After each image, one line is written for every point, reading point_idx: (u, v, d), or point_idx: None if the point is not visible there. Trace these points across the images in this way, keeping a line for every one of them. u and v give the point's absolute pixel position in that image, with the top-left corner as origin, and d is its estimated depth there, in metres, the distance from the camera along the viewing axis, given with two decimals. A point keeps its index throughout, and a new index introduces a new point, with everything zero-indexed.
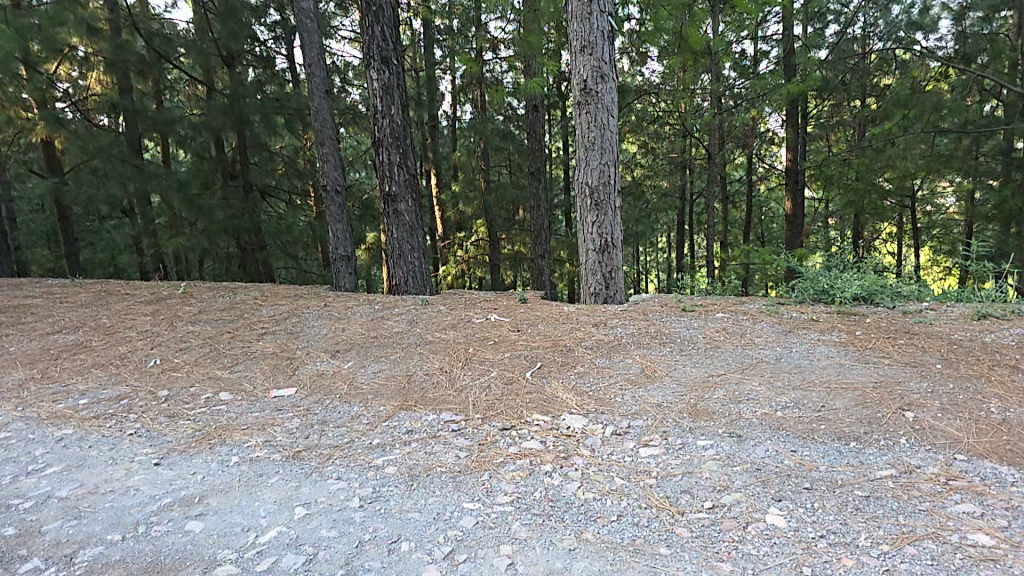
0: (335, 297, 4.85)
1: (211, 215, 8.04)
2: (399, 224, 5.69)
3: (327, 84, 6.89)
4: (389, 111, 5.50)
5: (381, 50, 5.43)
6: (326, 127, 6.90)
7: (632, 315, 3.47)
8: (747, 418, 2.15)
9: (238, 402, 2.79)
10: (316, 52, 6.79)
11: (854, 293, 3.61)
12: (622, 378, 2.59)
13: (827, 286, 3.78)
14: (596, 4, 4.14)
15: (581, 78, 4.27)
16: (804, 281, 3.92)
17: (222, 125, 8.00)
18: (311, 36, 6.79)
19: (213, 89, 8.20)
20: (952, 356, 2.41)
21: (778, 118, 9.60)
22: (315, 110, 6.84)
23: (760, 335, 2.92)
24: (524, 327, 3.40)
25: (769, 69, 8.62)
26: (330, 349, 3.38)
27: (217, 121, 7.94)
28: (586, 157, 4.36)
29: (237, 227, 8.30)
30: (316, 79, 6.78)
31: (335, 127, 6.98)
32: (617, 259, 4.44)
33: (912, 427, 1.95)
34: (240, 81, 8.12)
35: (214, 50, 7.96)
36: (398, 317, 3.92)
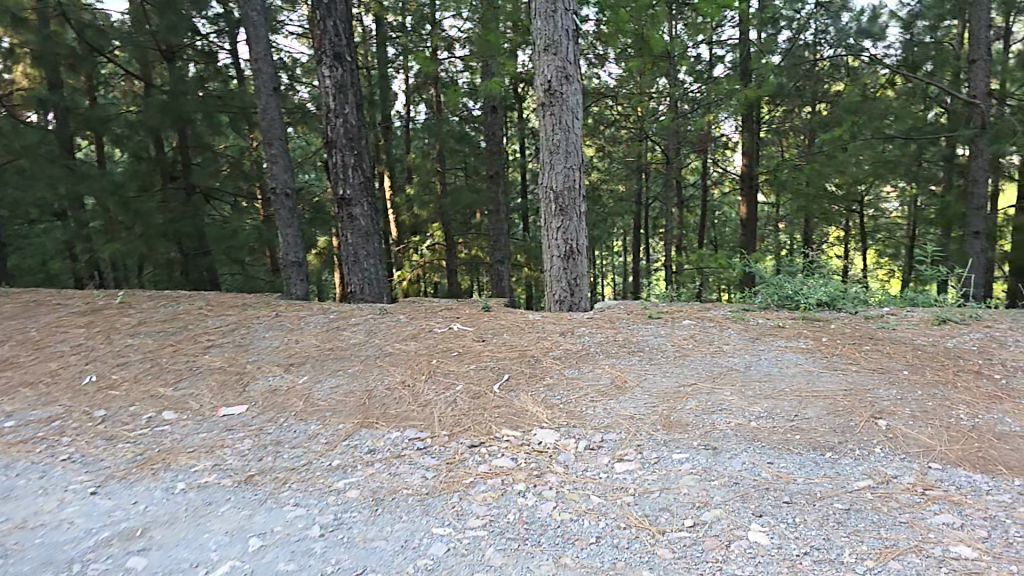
0: (289, 306, 4.67)
1: (149, 219, 7.71)
2: (354, 229, 5.50)
3: (275, 82, 6.70)
4: (343, 111, 5.36)
5: (334, 46, 5.28)
6: (275, 127, 6.70)
7: (598, 323, 3.42)
8: (722, 429, 2.11)
9: (183, 422, 2.61)
10: (265, 48, 6.59)
11: (819, 299, 3.62)
12: (592, 390, 2.52)
13: (791, 293, 3.76)
14: (560, 3, 4.13)
15: (545, 79, 4.23)
16: (768, 287, 3.88)
17: (160, 124, 7.62)
18: (259, 31, 6.55)
19: (152, 86, 7.90)
20: (917, 362, 2.43)
21: (733, 123, 9.68)
22: (263, 109, 6.64)
23: (728, 343, 2.90)
24: (489, 336, 3.31)
25: (724, 73, 8.75)
26: (283, 363, 3.22)
27: (155, 119, 7.57)
28: (550, 161, 4.30)
29: (177, 232, 7.99)
30: (264, 76, 6.58)
31: (285, 128, 6.77)
32: (582, 265, 4.39)
33: (885, 436, 1.94)
34: (181, 77, 7.78)
35: (152, 44, 7.55)
36: (355, 327, 3.77)
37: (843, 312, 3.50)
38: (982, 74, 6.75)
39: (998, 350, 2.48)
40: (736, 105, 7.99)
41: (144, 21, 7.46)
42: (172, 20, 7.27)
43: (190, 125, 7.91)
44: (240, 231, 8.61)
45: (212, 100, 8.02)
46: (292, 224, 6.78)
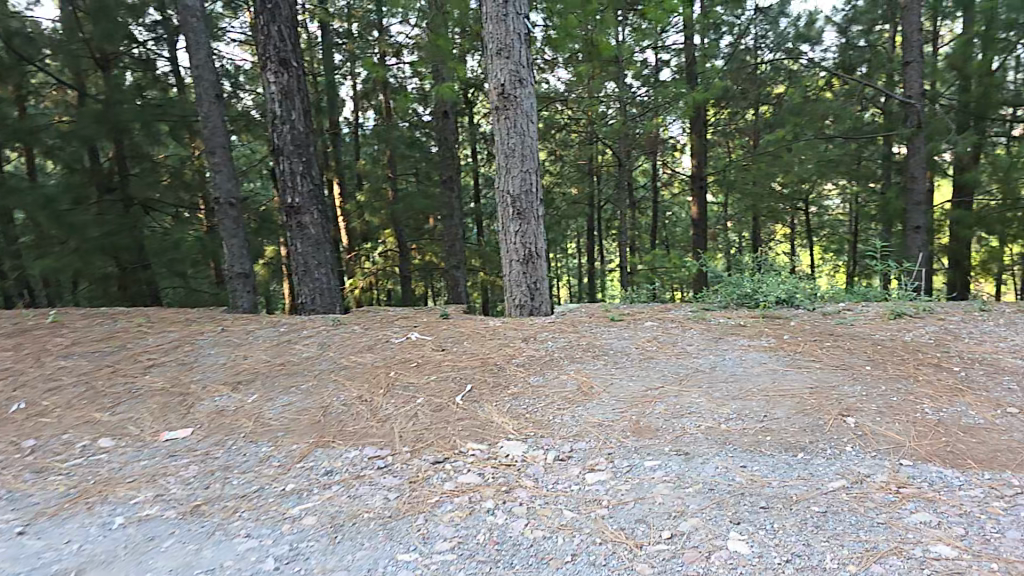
0: (236, 320, 4.45)
1: (84, 232, 7.23)
2: (303, 238, 5.30)
3: (217, 89, 6.46)
4: (289, 117, 5.17)
5: (278, 51, 5.08)
6: (218, 135, 6.44)
7: (560, 327, 3.36)
8: (692, 433, 2.06)
9: (121, 450, 2.41)
10: (205, 54, 6.33)
11: (778, 297, 3.65)
12: (559, 397, 2.44)
13: (749, 291, 3.77)
14: (511, 6, 4.07)
15: (499, 83, 4.15)
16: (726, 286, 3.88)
17: (95, 134, 7.25)
18: (199, 36, 6.27)
19: (86, 95, 7.58)
20: (878, 357, 2.45)
21: (681, 126, 9.70)
22: (205, 117, 6.37)
23: (691, 344, 2.88)
24: (449, 345, 3.21)
25: (670, 77, 8.88)
26: (231, 381, 3.03)
27: (90, 129, 7.20)
28: (506, 165, 4.22)
29: (114, 244, 7.55)
30: (205, 83, 6.32)
31: (228, 136, 6.52)
32: (542, 269, 4.33)
33: (855, 433, 1.93)
34: (117, 84, 7.51)
35: (85, 51, 7.40)
36: (307, 340, 3.60)
37: (800, 309, 3.54)
38: (915, 76, 7.01)
39: (953, 341, 2.52)
40: (683, 108, 8.10)
41: (76, 29, 7.28)
42: (106, 28, 7.08)
43: (127, 135, 7.54)
44: (182, 241, 8.23)
45: (151, 108, 7.68)
46: (238, 234, 6.51)
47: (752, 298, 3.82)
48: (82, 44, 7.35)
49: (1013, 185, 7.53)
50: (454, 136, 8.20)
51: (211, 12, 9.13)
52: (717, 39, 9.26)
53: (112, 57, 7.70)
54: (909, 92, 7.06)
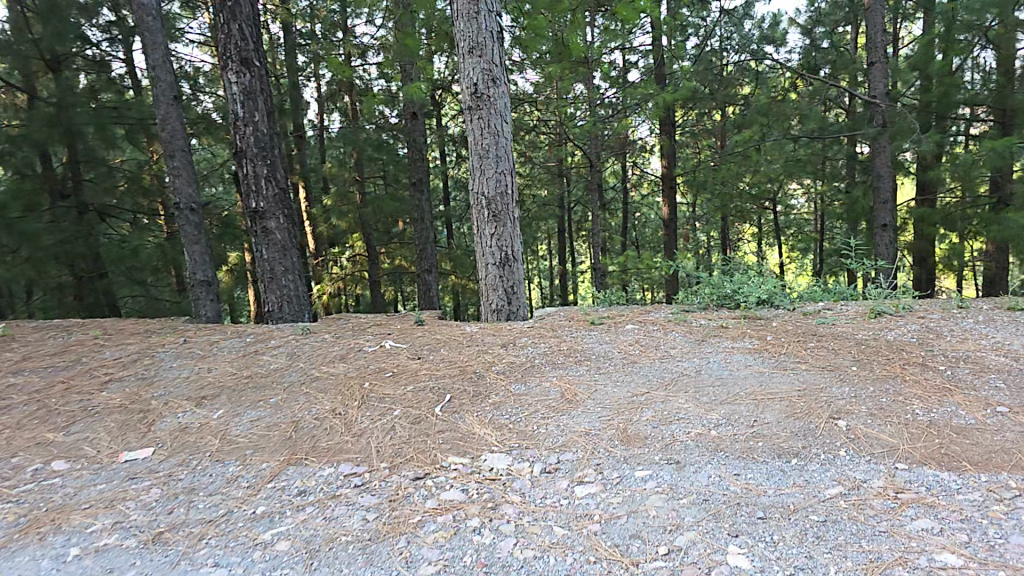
0: (201, 331, 4.26)
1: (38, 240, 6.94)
2: (269, 243, 5.12)
3: (176, 90, 6.21)
4: (252, 118, 4.99)
5: (240, 50, 4.90)
6: (177, 138, 6.20)
7: (539, 332, 3.28)
8: (682, 441, 2.00)
9: (76, 474, 2.24)
10: (163, 54, 6.10)
11: (759, 297, 3.62)
12: (542, 406, 2.36)
13: (730, 291, 3.73)
14: (483, 4, 3.99)
15: (471, 82, 4.06)
16: (706, 286, 3.84)
17: (47, 138, 6.94)
18: (156, 36, 6.06)
19: (35, 97, 7.08)
20: (864, 357, 2.43)
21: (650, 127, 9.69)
22: (162, 119, 6.13)
23: (675, 347, 2.83)
24: (425, 353, 3.09)
25: (638, 78, 8.89)
26: (195, 396, 2.88)
27: (42, 133, 6.88)
28: (480, 166, 4.13)
29: (69, 252, 7.25)
30: (162, 84, 6.08)
31: (188, 138, 6.30)
32: (518, 272, 4.24)
33: (848, 437, 1.89)
34: (69, 86, 7.08)
35: (35, 53, 7.04)
36: (275, 350, 3.45)
37: (780, 309, 3.51)
38: (880, 76, 7.13)
39: (936, 341, 2.52)
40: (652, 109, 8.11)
41: (25, 29, 6.98)
42: (57, 27, 6.81)
43: (82, 140, 7.22)
44: (141, 248, 7.94)
45: (107, 112, 7.40)
46: (199, 240, 6.29)
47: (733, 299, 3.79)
48: (31, 45, 6.99)
49: (971, 183, 7.74)
50: (424, 138, 8.06)
51: (168, 12, 8.86)
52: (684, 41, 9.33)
53: (63, 58, 7.40)
54: (873, 92, 7.18)
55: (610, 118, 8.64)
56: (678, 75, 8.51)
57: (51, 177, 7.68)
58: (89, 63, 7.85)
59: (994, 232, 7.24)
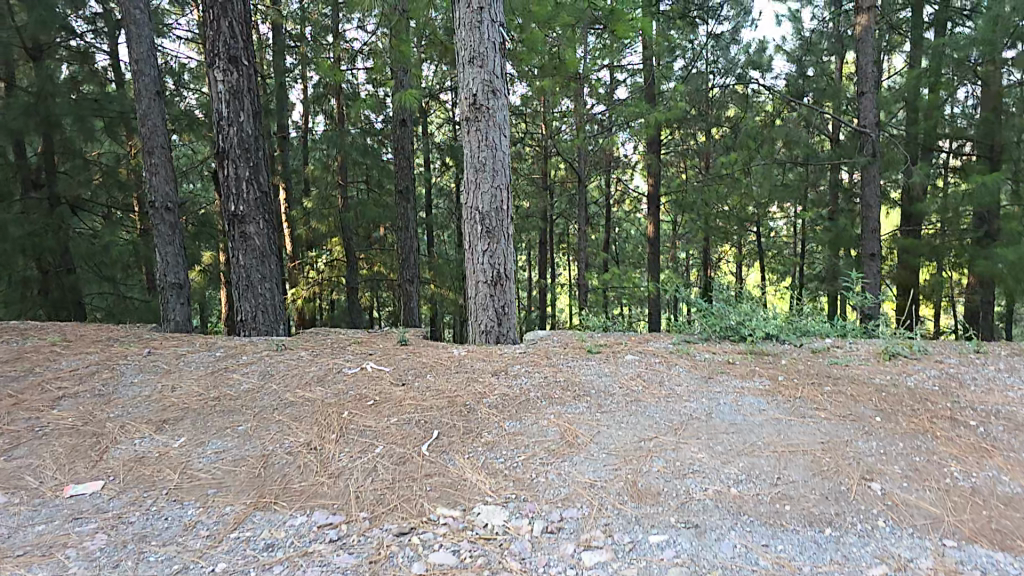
0: (169, 341, 3.95)
1: (4, 231, 6.64)
2: (246, 249, 4.83)
3: (159, 85, 5.95)
4: (237, 119, 4.73)
5: (228, 48, 4.66)
6: (158, 134, 5.91)
7: (532, 359, 3.07)
8: (699, 499, 1.79)
9: (12, 510, 1.90)
10: (148, 48, 5.83)
11: (765, 331, 3.44)
12: (541, 448, 2.14)
13: (735, 323, 3.55)
14: (487, 14, 3.84)
15: (471, 93, 3.87)
16: (708, 316, 3.65)
17: (23, 129, 6.72)
18: (141, 29, 5.80)
19: (14, 87, 6.98)
20: (887, 406, 2.27)
21: (637, 146, 9.56)
22: (144, 114, 5.85)
23: (680, 384, 2.62)
24: (409, 379, 2.85)
25: (623, 96, 8.73)
26: (154, 419, 2.58)
27: (18, 122, 6.66)
28: (476, 180, 3.92)
29: (37, 247, 6.92)
30: (145, 78, 5.82)
31: (169, 136, 6.01)
32: (510, 292, 4.02)
33: (884, 503, 1.70)
34: (49, 76, 6.85)
35: (16, 41, 6.90)
36: (246, 369, 3.17)
37: (787, 344, 3.33)
38: (870, 106, 7.03)
39: (959, 390, 2.37)
40: (640, 127, 7.92)
41: (7, 15, 6.74)
42: (41, 16, 6.48)
43: (58, 131, 6.97)
44: (112, 245, 7.48)
45: (87, 104, 7.14)
46: (174, 240, 5.97)
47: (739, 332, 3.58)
48: (12, 32, 6.83)
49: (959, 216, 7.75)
50: (411, 145, 7.81)
51: (157, 9, 8.51)
52: (672, 62, 9.19)
53: (46, 48, 7.19)
54: (863, 122, 7.08)
55: (598, 134, 8.47)
56: (668, 96, 8.39)
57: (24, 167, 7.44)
58: (73, 54, 7.46)
59: (982, 265, 7.24)
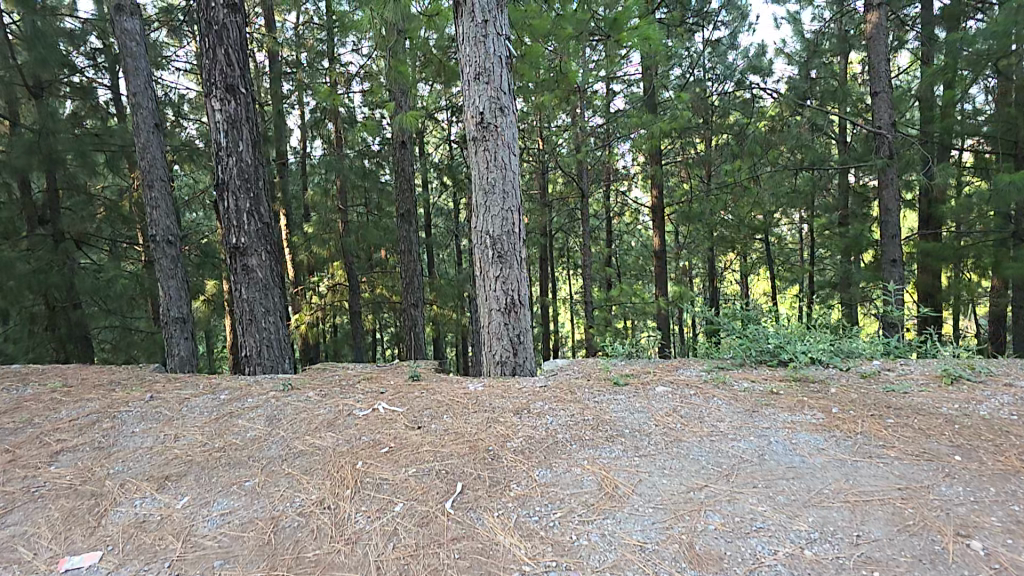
0: (171, 383, 3.72)
1: (11, 267, 6.43)
2: (249, 282, 4.61)
3: (157, 118, 5.78)
4: (237, 148, 4.55)
5: (225, 76, 4.48)
6: (157, 167, 5.73)
7: (556, 394, 2.83)
8: (770, 564, 1.50)
9: None
10: (145, 81, 5.66)
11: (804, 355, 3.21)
12: (578, 502, 1.87)
13: (772, 346, 3.33)
14: (492, 27, 3.66)
15: (478, 110, 3.68)
16: (742, 340, 3.43)
17: (27, 167, 6.49)
18: (138, 62, 5.61)
19: (17, 125, 6.79)
20: (964, 443, 2.03)
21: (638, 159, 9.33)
22: (143, 148, 5.68)
23: (722, 420, 2.37)
24: (425, 422, 2.60)
25: (621, 108, 8.50)
26: (157, 475, 2.29)
27: (21, 160, 6.42)
28: (485, 203, 3.71)
29: (44, 283, 6.72)
30: (144, 112, 5.66)
31: (169, 168, 5.84)
32: (525, 319, 3.78)
33: (992, 566, 1.43)
34: (51, 113, 6.67)
35: (19, 79, 6.71)
36: (252, 414, 2.91)
37: (831, 368, 3.08)
38: (885, 107, 6.82)
39: None
40: (641, 138, 7.67)
41: (8, 55, 6.50)
42: (42, 54, 6.26)
43: (61, 167, 6.79)
44: (116, 280, 7.47)
45: (88, 138, 7.06)
46: (177, 274, 5.78)
47: (775, 356, 3.34)
48: (15, 71, 6.59)
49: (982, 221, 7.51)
50: (413, 166, 7.62)
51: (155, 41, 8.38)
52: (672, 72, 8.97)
53: (48, 85, 6.99)
54: (877, 124, 6.85)
55: (598, 148, 8.27)
56: (670, 104, 8.16)
57: (29, 204, 7.24)
58: (76, 89, 7.35)
59: (1010, 270, 7.01)
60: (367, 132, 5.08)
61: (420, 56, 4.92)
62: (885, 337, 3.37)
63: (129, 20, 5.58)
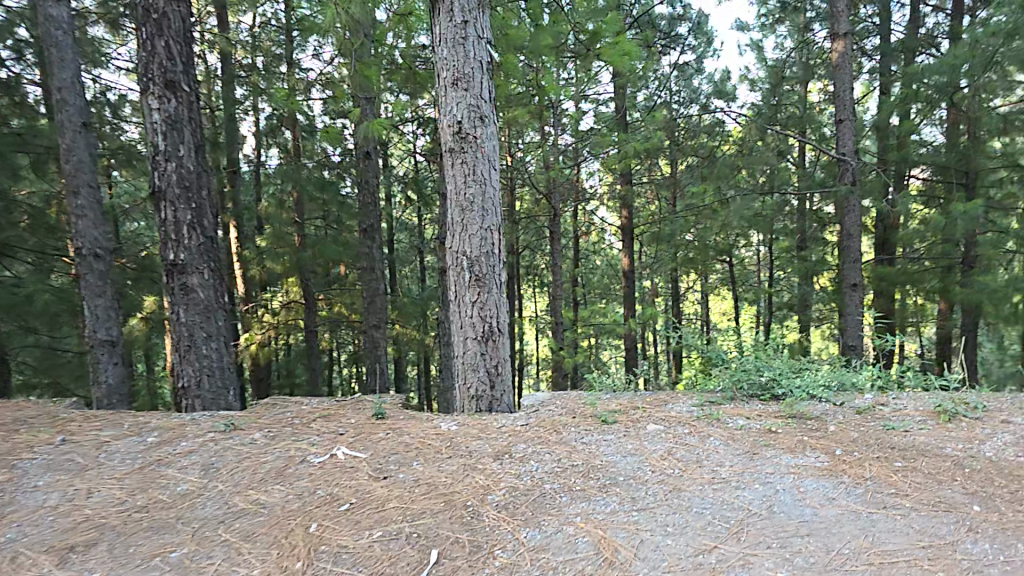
0: (91, 423, 3.36)
1: None
2: (188, 304, 4.27)
3: (84, 116, 5.76)
4: (176, 152, 4.24)
5: (165, 72, 4.21)
6: (83, 171, 5.71)
7: (537, 435, 2.62)
8: None
9: None
10: (71, 74, 5.64)
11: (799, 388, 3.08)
12: (572, 572, 1.64)
13: (765, 380, 3.20)
14: (472, 28, 3.52)
15: (456, 119, 3.51)
16: (732, 372, 3.28)
17: None
18: (64, 52, 5.59)
19: None
20: (981, 489, 1.89)
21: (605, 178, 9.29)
22: (68, 148, 5.67)
23: (719, 464, 2.21)
24: (392, 471, 2.35)
25: (591, 126, 8.45)
26: (59, 545, 1.97)
27: None
28: (462, 220, 3.52)
29: None
30: (70, 108, 5.64)
31: (96, 173, 5.82)
32: (503, 349, 3.57)
33: None
34: None
35: None
36: (183, 462, 2.62)
37: (826, 402, 2.95)
38: (848, 134, 6.91)
39: None
40: (613, 156, 7.61)
41: None
42: None
43: None
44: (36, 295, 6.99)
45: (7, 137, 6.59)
46: (104, 292, 5.68)
47: (767, 390, 3.20)
48: None
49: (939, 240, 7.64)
50: (377, 179, 7.33)
51: (94, 38, 8.01)
52: (641, 92, 8.98)
53: None
54: (842, 150, 6.92)
55: (568, 165, 8.16)
56: (638, 125, 8.17)
57: None
58: None
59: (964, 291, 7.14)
60: (328, 141, 4.80)
61: (383, 64, 4.74)
62: (876, 369, 3.26)
63: (55, 6, 5.53)
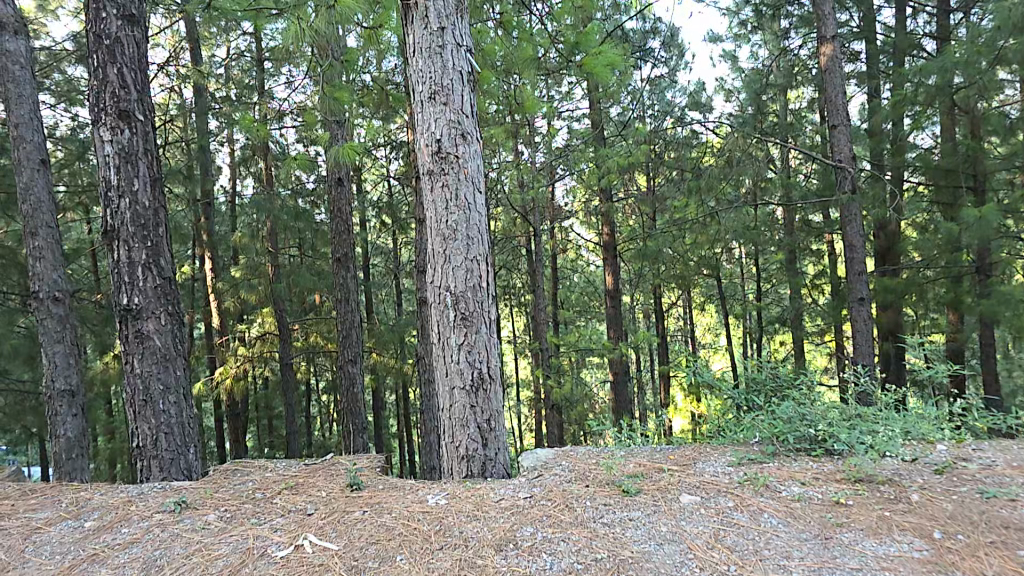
0: (21, 501, 2.81)
1: None
2: (142, 353, 3.73)
3: (43, 152, 5.23)
4: (129, 186, 3.75)
5: (113, 98, 3.72)
6: (43, 211, 5.15)
7: (551, 513, 2.14)
8: None
9: None
10: (30, 110, 5.15)
11: (855, 441, 2.63)
12: None
13: (815, 434, 2.77)
14: (450, 34, 3.08)
15: (434, 136, 3.06)
16: (777, 427, 2.84)
17: None
18: (23, 88, 5.10)
19: None
20: None
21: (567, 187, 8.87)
22: (25, 188, 5.11)
23: (792, 555, 1.72)
24: (370, 572, 1.83)
25: (567, 142, 8.08)
26: None
27: None
28: (445, 251, 3.04)
29: None
30: (27, 146, 5.11)
31: (57, 213, 5.27)
32: (496, 400, 3.08)
33: None
34: None
35: None
36: (122, 559, 2.09)
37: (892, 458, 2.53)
38: (845, 141, 6.54)
39: None
40: (591, 172, 7.22)
41: None
42: None
43: None
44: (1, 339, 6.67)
45: None
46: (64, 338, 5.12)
47: (818, 443, 2.76)
48: None
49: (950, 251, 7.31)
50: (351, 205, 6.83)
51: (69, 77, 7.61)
52: (617, 107, 8.65)
53: None
54: (842, 158, 6.53)
55: (548, 183, 7.78)
56: (616, 139, 7.81)
57: None
58: None
59: None
60: (298, 169, 4.27)
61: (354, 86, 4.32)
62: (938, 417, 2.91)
63: (13, 40, 5.01)
